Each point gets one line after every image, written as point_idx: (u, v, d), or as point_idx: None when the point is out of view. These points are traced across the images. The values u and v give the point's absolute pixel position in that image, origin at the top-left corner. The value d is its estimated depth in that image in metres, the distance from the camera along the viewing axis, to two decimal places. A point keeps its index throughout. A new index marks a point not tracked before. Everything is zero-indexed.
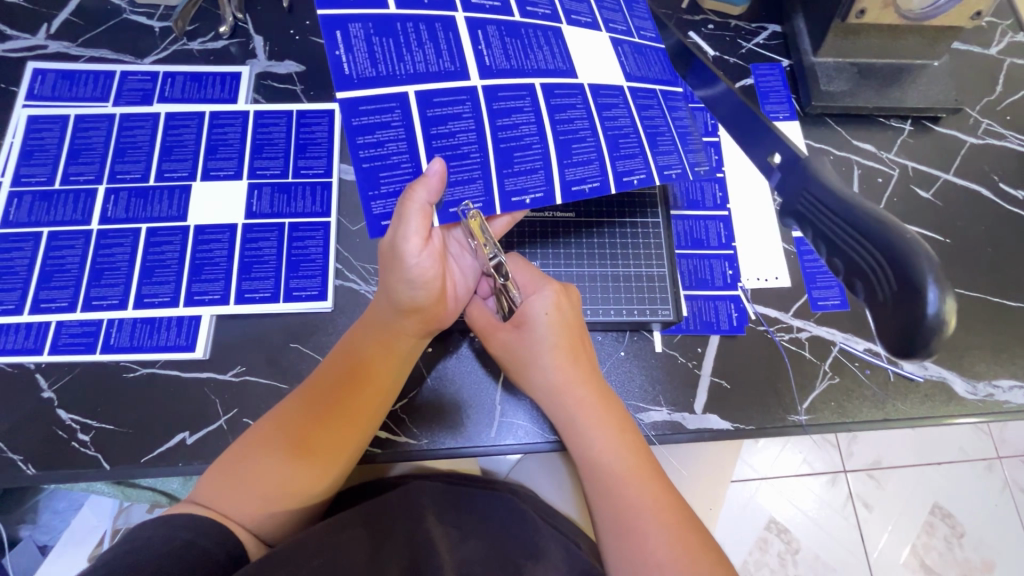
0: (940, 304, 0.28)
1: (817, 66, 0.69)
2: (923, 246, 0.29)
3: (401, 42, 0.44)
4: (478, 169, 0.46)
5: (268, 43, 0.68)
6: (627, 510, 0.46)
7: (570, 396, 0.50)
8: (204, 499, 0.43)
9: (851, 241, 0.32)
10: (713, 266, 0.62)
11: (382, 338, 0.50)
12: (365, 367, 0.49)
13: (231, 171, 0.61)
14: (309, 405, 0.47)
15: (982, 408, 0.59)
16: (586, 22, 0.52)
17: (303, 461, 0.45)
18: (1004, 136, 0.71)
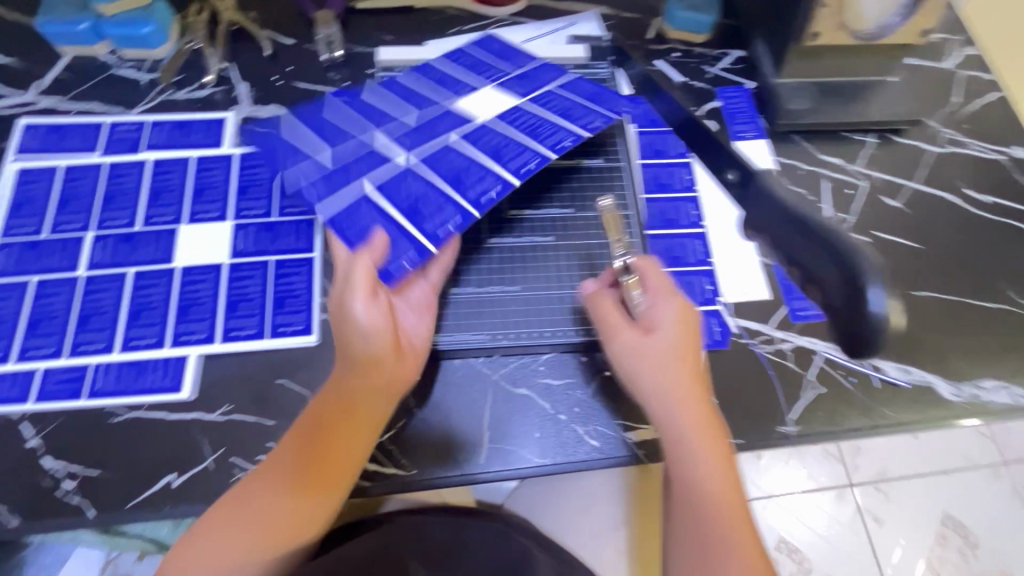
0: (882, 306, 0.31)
1: (781, 86, 0.72)
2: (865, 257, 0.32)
3: (341, 172, 0.60)
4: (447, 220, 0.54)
5: (252, 90, 0.71)
6: (703, 533, 0.49)
7: (684, 415, 0.51)
8: (188, 563, 0.46)
9: (802, 248, 0.35)
10: (694, 282, 0.63)
11: (347, 410, 0.50)
12: (329, 447, 0.49)
13: (217, 214, 0.63)
14: (280, 487, 0.48)
15: (968, 410, 0.60)
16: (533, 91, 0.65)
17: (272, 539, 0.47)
18: (964, 143, 0.74)
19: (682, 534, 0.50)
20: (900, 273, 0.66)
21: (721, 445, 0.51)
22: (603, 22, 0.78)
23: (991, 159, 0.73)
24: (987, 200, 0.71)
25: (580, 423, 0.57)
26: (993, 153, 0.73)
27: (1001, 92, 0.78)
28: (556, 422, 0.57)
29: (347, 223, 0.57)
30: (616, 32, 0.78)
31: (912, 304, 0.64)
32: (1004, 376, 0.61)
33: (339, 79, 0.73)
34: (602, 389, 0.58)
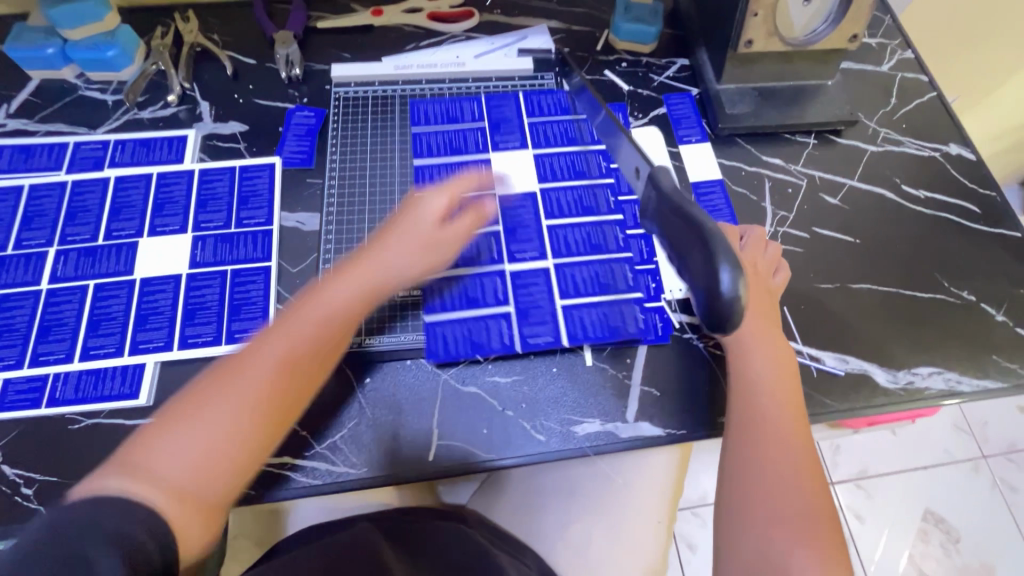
0: (735, 288, 0.45)
1: (721, 92, 0.75)
2: (727, 247, 0.46)
3: (224, 245, 0.65)
4: (549, 315, 0.62)
5: (214, 108, 0.74)
6: (766, 460, 0.51)
7: (765, 367, 0.56)
8: (128, 479, 0.40)
9: (683, 239, 0.48)
10: (614, 271, 0.65)
11: (340, 294, 0.54)
12: (322, 324, 0.52)
13: (177, 226, 0.65)
14: (261, 434, 0.46)
15: (904, 397, 0.62)
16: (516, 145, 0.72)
17: (242, 390, 0.46)
18: (901, 142, 0.77)
19: (743, 493, 0.51)
20: (839, 267, 0.68)
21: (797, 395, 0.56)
22: (552, 36, 0.82)
23: (927, 156, 0.76)
24: (922, 196, 0.73)
25: (526, 418, 0.59)
26: (929, 151, 0.77)
27: (936, 92, 0.81)
28: (504, 418, 0.59)
29: (442, 349, 0.60)
30: (566, 45, 0.81)
31: (850, 296, 0.67)
32: (939, 363, 0.63)
33: (298, 96, 0.76)
34: (547, 385, 0.60)
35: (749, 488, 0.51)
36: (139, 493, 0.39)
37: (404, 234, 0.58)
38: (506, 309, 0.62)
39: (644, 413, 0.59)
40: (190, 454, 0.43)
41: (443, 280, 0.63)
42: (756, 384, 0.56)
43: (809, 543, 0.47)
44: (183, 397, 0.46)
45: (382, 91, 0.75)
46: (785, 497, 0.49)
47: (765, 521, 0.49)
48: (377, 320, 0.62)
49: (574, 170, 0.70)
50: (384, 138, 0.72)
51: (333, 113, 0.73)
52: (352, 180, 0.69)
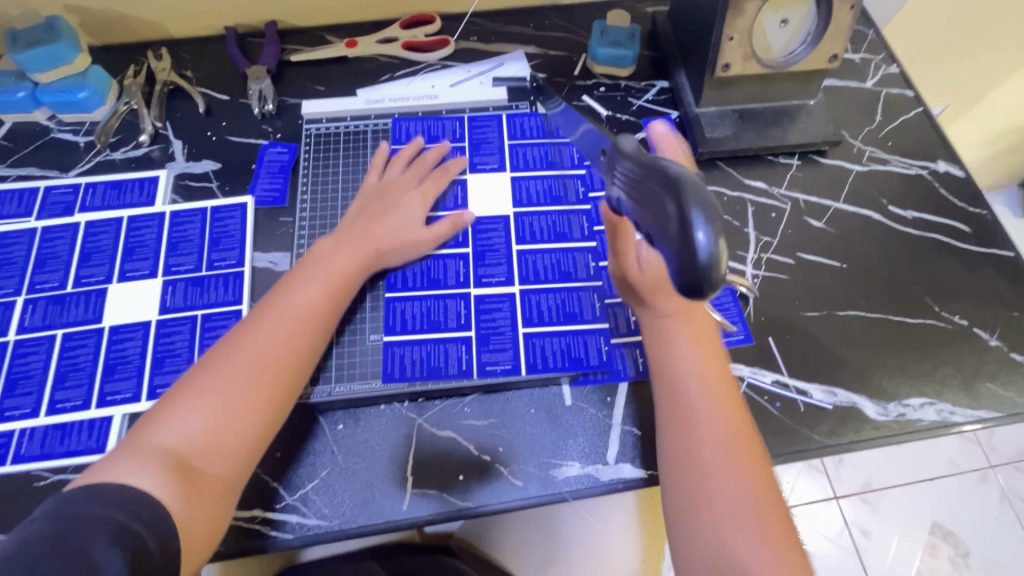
0: (712, 247, 0.33)
1: (701, 115, 0.74)
2: (699, 188, 0.34)
3: (204, 288, 0.64)
4: (510, 342, 0.61)
5: (187, 146, 0.73)
6: (694, 448, 0.51)
7: (684, 355, 0.55)
8: (136, 459, 0.44)
9: (653, 207, 0.38)
10: (581, 298, 0.64)
11: (309, 288, 0.57)
12: (296, 319, 0.55)
13: (147, 271, 0.64)
14: (250, 406, 0.49)
15: (895, 430, 0.60)
16: (494, 168, 0.72)
17: (227, 382, 0.49)
18: (887, 161, 0.75)
19: (681, 490, 0.50)
20: (825, 294, 0.66)
21: (722, 375, 0.54)
22: (529, 61, 0.80)
23: (914, 175, 0.74)
24: (910, 216, 0.72)
25: (505, 463, 0.57)
26: (916, 169, 0.75)
27: (923, 107, 0.79)
28: (482, 464, 0.57)
29: (397, 369, 0.60)
30: (543, 71, 0.79)
31: (838, 324, 0.65)
32: (931, 394, 0.61)
33: (272, 131, 0.75)
34: (527, 428, 0.58)
35: (699, 490, 0.49)
36: (141, 482, 0.43)
37: (359, 228, 0.63)
38: (466, 334, 0.62)
39: (626, 454, 0.57)
40: (207, 418, 0.48)
41: (413, 303, 0.63)
42: (680, 370, 0.54)
43: (759, 524, 0.47)
44: (178, 386, 0.50)
45: (355, 125, 0.74)
46: (732, 493, 0.48)
47: (710, 513, 0.48)
48: (348, 366, 0.60)
49: (551, 196, 0.70)
50: (357, 171, 0.71)
51: (305, 146, 0.72)
52: (323, 214, 0.69)
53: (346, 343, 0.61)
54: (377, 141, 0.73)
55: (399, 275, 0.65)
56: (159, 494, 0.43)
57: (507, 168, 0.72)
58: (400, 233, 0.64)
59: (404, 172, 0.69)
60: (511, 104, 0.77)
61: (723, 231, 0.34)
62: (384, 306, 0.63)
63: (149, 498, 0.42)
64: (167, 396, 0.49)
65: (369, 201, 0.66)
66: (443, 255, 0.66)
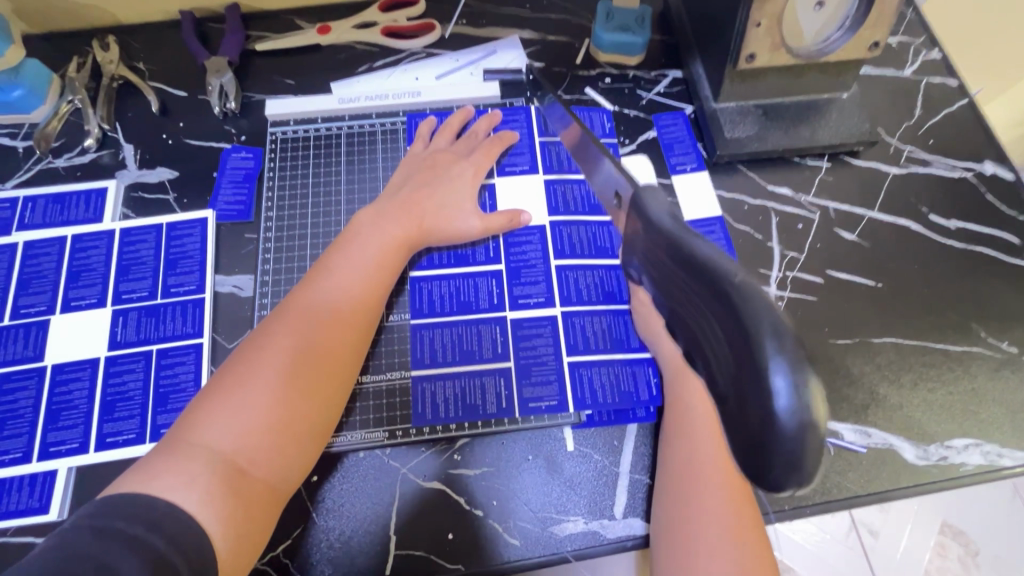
0: (801, 407, 0.24)
1: (719, 112, 0.65)
2: (774, 316, 0.25)
3: (160, 319, 0.56)
4: (554, 374, 0.55)
5: (139, 152, 0.65)
6: (692, 498, 0.45)
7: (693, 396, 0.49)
8: (181, 462, 0.39)
9: (710, 329, 0.28)
10: (628, 323, 0.57)
11: (353, 268, 0.52)
12: (338, 301, 0.49)
13: (95, 299, 0.57)
14: (303, 400, 0.45)
15: (937, 476, 0.53)
16: (524, 169, 0.64)
17: (275, 375, 0.44)
18: (928, 162, 0.67)
19: (671, 543, 0.44)
20: (859, 318, 0.59)
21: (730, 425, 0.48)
22: (525, 48, 0.71)
23: (958, 178, 0.66)
24: (954, 227, 0.64)
25: (498, 518, 0.51)
26: (960, 171, 0.67)
27: (968, 99, 0.70)
28: (471, 518, 0.51)
29: (433, 410, 0.54)
30: (541, 59, 0.70)
31: (871, 354, 0.58)
32: (975, 433, 0.55)
33: (235, 132, 0.66)
34: (521, 478, 0.52)
35: (687, 538, 0.43)
36: (183, 498, 0.37)
37: (405, 200, 0.57)
38: (505, 365, 0.55)
39: (636, 508, 0.51)
40: (260, 412, 0.42)
41: (444, 330, 0.56)
42: (691, 411, 0.49)
43: None
44: (218, 377, 0.44)
45: (327, 127, 0.66)
46: (719, 551, 0.42)
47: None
48: (372, 407, 0.54)
49: (590, 203, 0.62)
50: (330, 180, 0.63)
51: (271, 153, 0.64)
52: (295, 228, 0.61)
53: (362, 388, 0.54)
54: (389, 141, 0.65)
55: (427, 278, 0.58)
56: (202, 513, 0.37)
57: (540, 170, 0.64)
58: (444, 212, 0.58)
59: (451, 145, 0.63)
60: (506, 101, 0.68)
61: (811, 371, 0.25)
62: (408, 335, 0.56)
63: (189, 520, 0.36)
64: (206, 390, 0.44)
65: (414, 168, 0.61)
66: (473, 273, 0.59)
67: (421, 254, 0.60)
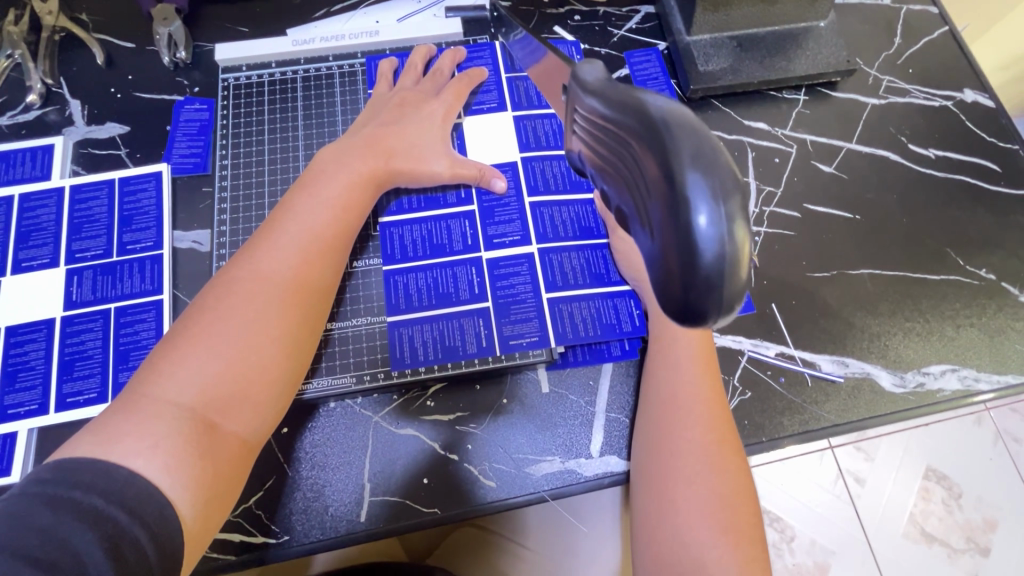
0: (722, 229, 0.22)
1: (692, 45, 0.63)
2: (700, 143, 0.22)
3: (117, 277, 0.54)
4: (533, 311, 0.54)
5: (86, 107, 0.62)
6: (675, 430, 0.44)
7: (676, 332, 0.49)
8: (141, 422, 0.37)
9: (627, 170, 0.26)
10: (607, 256, 0.56)
11: (317, 213, 0.49)
12: (303, 247, 0.47)
13: (47, 259, 0.55)
14: (266, 348, 0.43)
15: (914, 403, 0.53)
16: (493, 108, 0.61)
17: (237, 327, 0.42)
18: (907, 91, 0.65)
19: (652, 475, 0.43)
20: (837, 250, 0.58)
21: (710, 359, 0.48)
22: None
23: (938, 107, 0.64)
24: (933, 155, 0.62)
25: (476, 462, 0.50)
26: (940, 100, 0.65)
27: (949, 27, 0.68)
28: (448, 463, 0.50)
29: (410, 352, 0.52)
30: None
31: (849, 286, 0.57)
32: (952, 359, 0.55)
33: (188, 83, 0.63)
34: (499, 421, 0.51)
35: (666, 464, 0.43)
36: (145, 464, 0.35)
37: (370, 136, 0.54)
38: (482, 305, 0.54)
39: (613, 445, 0.51)
40: (222, 367, 0.40)
41: (417, 274, 0.55)
42: (675, 347, 0.48)
43: (731, 529, 0.40)
44: (176, 330, 0.42)
45: (283, 72, 0.63)
46: (697, 477, 0.41)
47: (682, 505, 0.41)
48: (344, 354, 0.52)
49: (561, 137, 0.60)
50: (286, 127, 0.60)
51: (225, 102, 0.61)
52: (256, 177, 0.59)
53: (342, 337, 0.53)
54: (348, 83, 0.62)
55: (397, 224, 0.57)
56: (168, 480, 0.36)
57: (508, 107, 0.61)
58: (412, 152, 0.55)
59: (417, 84, 0.60)
60: (470, 40, 0.65)
61: (740, 199, 0.22)
62: (378, 281, 0.55)
63: (153, 490, 0.35)
64: (166, 344, 0.41)
65: (381, 107, 0.58)
66: (444, 216, 0.57)
67: (390, 198, 0.57)
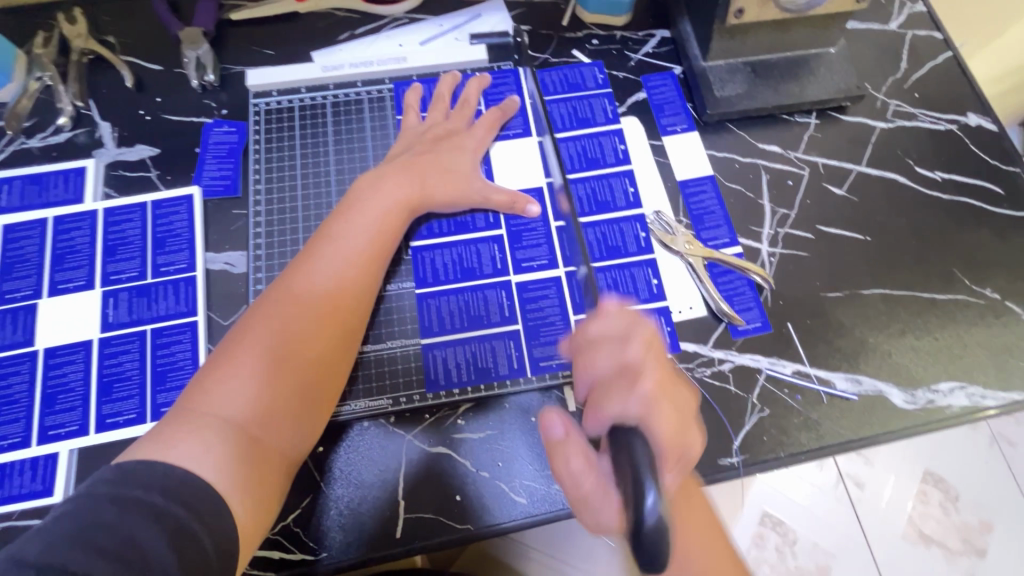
0: None
1: (708, 70, 0.65)
2: None
3: (152, 298, 0.56)
4: (562, 333, 0.55)
5: (116, 129, 0.63)
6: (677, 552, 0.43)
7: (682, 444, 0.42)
8: (193, 429, 0.39)
9: None
10: (635, 274, 0.59)
11: (355, 235, 0.51)
12: (341, 268, 0.49)
13: (82, 281, 0.56)
14: (307, 362, 0.45)
15: (924, 419, 0.55)
16: (518, 133, 0.63)
17: (281, 341, 0.44)
18: (913, 115, 0.67)
19: None
20: (849, 271, 0.60)
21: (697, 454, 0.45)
22: (511, 11, 0.69)
23: (943, 131, 0.67)
24: (939, 178, 0.65)
25: (506, 480, 0.52)
26: (945, 124, 0.67)
27: (952, 52, 0.71)
28: (478, 481, 0.52)
29: (445, 374, 0.54)
30: (527, 22, 0.69)
31: (861, 305, 0.59)
32: (959, 376, 0.57)
33: (216, 107, 0.64)
34: (527, 438, 0.53)
35: None
36: (199, 466, 0.37)
37: (407, 161, 0.57)
38: (513, 327, 0.56)
39: None
40: (266, 378, 0.43)
41: (449, 298, 0.56)
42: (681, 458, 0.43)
43: None
44: (221, 349, 0.44)
45: (311, 97, 0.64)
46: (698, 546, 0.44)
47: None
48: (379, 376, 0.54)
49: (587, 159, 0.63)
50: (317, 152, 0.62)
51: (254, 125, 0.63)
52: (284, 202, 0.60)
53: (381, 358, 0.54)
54: (377, 108, 0.64)
55: (428, 247, 0.58)
56: (218, 481, 0.37)
57: (533, 132, 0.63)
58: (441, 179, 0.57)
59: (446, 118, 0.62)
60: (493, 66, 0.67)
61: None
62: (412, 304, 0.56)
63: (206, 488, 0.36)
64: (213, 361, 0.43)
65: (415, 140, 0.60)
66: (473, 240, 0.59)
67: (421, 222, 0.59)
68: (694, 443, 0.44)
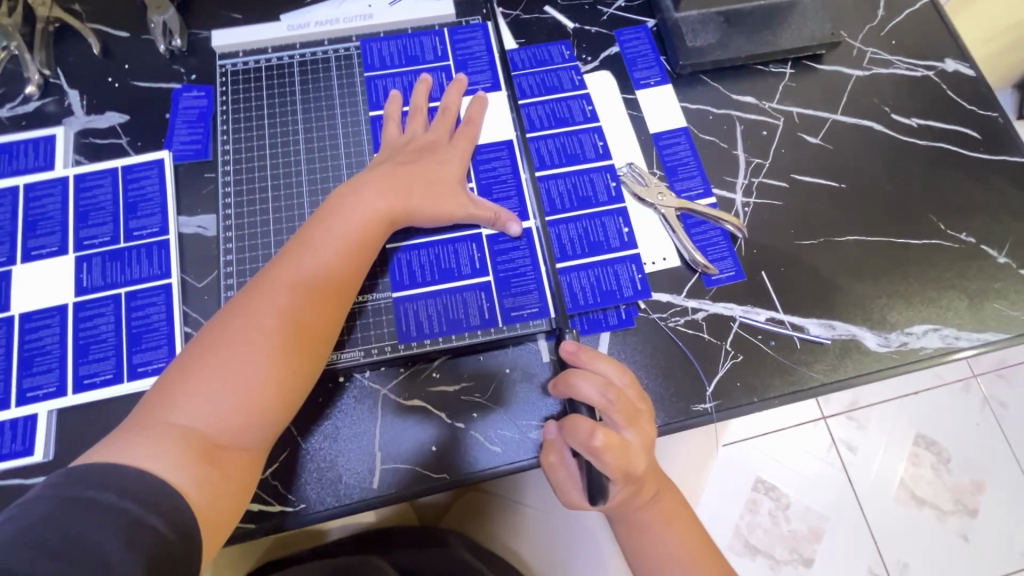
0: None
1: (680, 22, 0.65)
2: None
3: (126, 262, 0.56)
4: (533, 283, 0.56)
5: (85, 97, 0.62)
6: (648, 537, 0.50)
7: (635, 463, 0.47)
8: (154, 431, 0.39)
9: None
10: (606, 224, 0.58)
11: (331, 244, 0.49)
12: (314, 281, 0.47)
13: (56, 247, 0.56)
14: (275, 356, 0.44)
15: (898, 361, 0.56)
16: (487, 87, 0.63)
17: (248, 336, 0.43)
18: (890, 62, 0.67)
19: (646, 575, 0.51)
20: (823, 218, 0.60)
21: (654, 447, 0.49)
22: None
23: (920, 78, 0.66)
24: (915, 125, 0.64)
25: (480, 429, 0.52)
26: (922, 70, 0.67)
27: None
28: (454, 431, 0.52)
29: (417, 326, 0.54)
30: None
31: (835, 252, 0.59)
32: (934, 318, 0.57)
33: (184, 72, 0.63)
34: (502, 390, 0.53)
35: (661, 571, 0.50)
36: (155, 468, 0.37)
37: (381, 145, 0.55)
38: (484, 279, 0.56)
39: None
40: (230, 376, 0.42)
41: (421, 251, 0.56)
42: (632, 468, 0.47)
43: None
44: (193, 346, 0.44)
45: (278, 57, 0.63)
46: (663, 527, 0.51)
47: None
48: (352, 329, 0.54)
49: (556, 118, 0.62)
50: (286, 112, 0.61)
51: (222, 87, 0.62)
52: (253, 162, 0.60)
53: (354, 311, 0.54)
54: (344, 67, 0.63)
55: None
56: (178, 481, 0.38)
57: (502, 86, 0.63)
58: (419, 179, 0.54)
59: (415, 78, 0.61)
60: (462, 21, 0.66)
61: None
62: (384, 258, 0.56)
63: (164, 487, 0.37)
64: (178, 366, 0.43)
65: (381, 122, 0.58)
66: None
67: None
68: (636, 469, 0.47)
